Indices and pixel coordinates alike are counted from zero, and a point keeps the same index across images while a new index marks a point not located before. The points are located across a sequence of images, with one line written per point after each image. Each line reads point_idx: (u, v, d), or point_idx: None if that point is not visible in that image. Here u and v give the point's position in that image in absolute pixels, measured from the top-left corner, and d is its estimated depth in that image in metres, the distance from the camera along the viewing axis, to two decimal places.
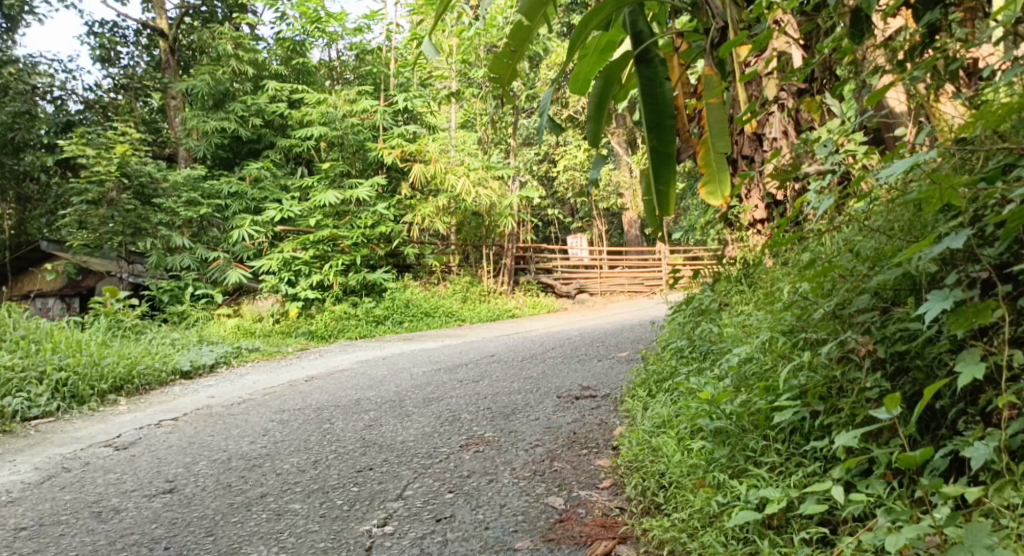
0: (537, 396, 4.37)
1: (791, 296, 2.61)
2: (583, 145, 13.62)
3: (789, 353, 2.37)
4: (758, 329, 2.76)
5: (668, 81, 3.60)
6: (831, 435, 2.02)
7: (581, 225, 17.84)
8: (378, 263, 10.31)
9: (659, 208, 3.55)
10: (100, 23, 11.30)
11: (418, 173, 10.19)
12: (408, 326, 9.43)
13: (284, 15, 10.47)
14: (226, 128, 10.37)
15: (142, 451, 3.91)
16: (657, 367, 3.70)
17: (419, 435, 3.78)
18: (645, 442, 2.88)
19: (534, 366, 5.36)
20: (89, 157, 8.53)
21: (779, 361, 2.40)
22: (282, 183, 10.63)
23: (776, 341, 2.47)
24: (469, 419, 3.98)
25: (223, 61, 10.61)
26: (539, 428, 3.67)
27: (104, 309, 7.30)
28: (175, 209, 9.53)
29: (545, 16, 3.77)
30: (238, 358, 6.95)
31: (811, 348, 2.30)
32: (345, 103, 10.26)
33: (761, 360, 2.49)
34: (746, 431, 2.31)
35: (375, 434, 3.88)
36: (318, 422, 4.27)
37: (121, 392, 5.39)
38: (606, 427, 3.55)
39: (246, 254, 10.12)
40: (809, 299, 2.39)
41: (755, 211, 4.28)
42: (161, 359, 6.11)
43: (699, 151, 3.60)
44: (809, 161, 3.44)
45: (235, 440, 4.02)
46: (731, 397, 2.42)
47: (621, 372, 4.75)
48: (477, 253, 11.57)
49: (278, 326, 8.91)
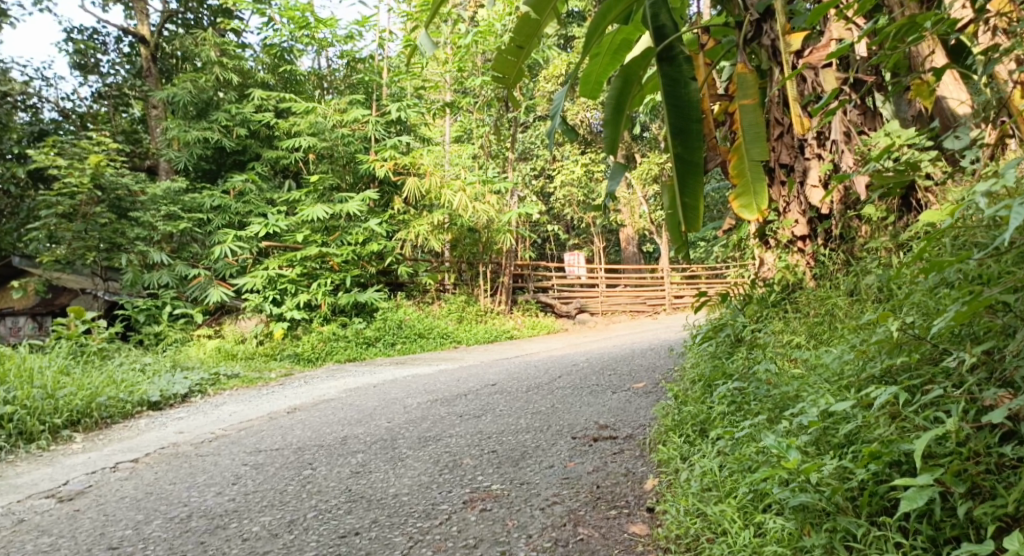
0: (549, 436, 3.82)
1: (892, 333, 2.13)
2: (581, 159, 13.10)
3: (908, 417, 1.89)
4: (841, 380, 2.24)
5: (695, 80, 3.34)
6: (987, 531, 1.60)
7: (578, 242, 17.30)
8: (369, 281, 9.75)
9: (686, 225, 3.25)
10: (79, 29, 10.77)
11: (412, 188, 9.67)
12: (400, 349, 8.89)
13: (272, 20, 9.94)
14: (209, 139, 9.84)
15: (88, 505, 3.34)
16: (694, 409, 3.19)
17: (414, 487, 3.23)
18: (695, 511, 2.29)
19: (541, 398, 4.80)
20: (60, 168, 8.01)
21: (887, 423, 1.91)
22: (268, 197, 10.04)
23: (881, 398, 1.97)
24: (472, 466, 3.44)
25: (207, 69, 10.14)
26: (554, 479, 3.13)
27: (68, 331, 6.67)
28: (153, 223, 8.89)
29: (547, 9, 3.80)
30: (214, 386, 6.34)
31: (939, 412, 1.83)
32: (335, 113, 9.68)
33: (860, 420, 1.97)
34: (845, 510, 1.82)
35: (362, 484, 3.32)
36: (298, 467, 3.70)
37: (77, 427, 4.80)
38: (635, 479, 3.01)
39: (229, 271, 9.53)
40: (931, 340, 2.03)
41: (795, 227, 3.84)
42: (126, 389, 5.51)
43: (732, 159, 3.37)
44: (890, 175, 3.00)
45: (198, 490, 3.44)
46: (818, 464, 1.89)
47: (641, 407, 4.21)
48: (472, 271, 10.95)
49: (262, 348, 8.36)
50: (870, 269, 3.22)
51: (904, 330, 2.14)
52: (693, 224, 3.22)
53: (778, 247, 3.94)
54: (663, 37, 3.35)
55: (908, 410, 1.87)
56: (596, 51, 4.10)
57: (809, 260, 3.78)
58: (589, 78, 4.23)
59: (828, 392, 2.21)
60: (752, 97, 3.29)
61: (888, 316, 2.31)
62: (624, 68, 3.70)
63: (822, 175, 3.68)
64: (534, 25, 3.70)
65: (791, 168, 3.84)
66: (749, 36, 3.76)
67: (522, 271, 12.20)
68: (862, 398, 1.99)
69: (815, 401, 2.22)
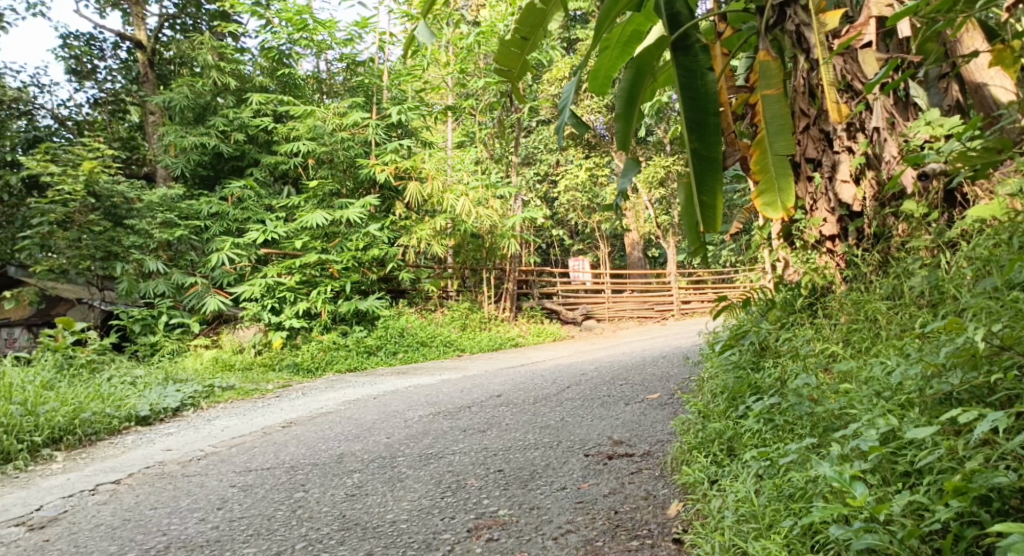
0: (560, 453, 3.54)
1: (973, 343, 1.90)
2: (585, 164, 12.82)
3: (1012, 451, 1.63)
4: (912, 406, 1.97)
5: (710, 71, 3.29)
6: None
7: (583, 247, 17.03)
8: (370, 288, 9.48)
9: (704, 223, 3.17)
10: (75, 35, 10.56)
11: (414, 192, 9.41)
12: (402, 358, 8.59)
13: (268, 22, 9.69)
14: (206, 144, 9.60)
15: (59, 534, 3.07)
16: (719, 426, 2.91)
17: (413, 512, 2.95)
18: (733, 548, 2.00)
19: (550, 411, 4.50)
20: (53, 175, 7.74)
21: (984, 459, 1.66)
22: (267, 203, 9.80)
23: (975, 427, 1.72)
24: (477, 487, 3.16)
25: (204, 73, 9.91)
26: (568, 504, 2.85)
27: (55, 343, 6.38)
28: (149, 230, 8.63)
29: (559, 0, 3.78)
30: (208, 399, 6.06)
31: None
32: (335, 117, 9.39)
33: (943, 452, 1.71)
34: (922, 554, 1.58)
35: (357, 510, 3.04)
36: (290, 488, 3.42)
37: (60, 445, 4.54)
38: (656, 504, 2.72)
39: (226, 279, 9.30)
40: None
41: (823, 226, 3.55)
42: (113, 403, 5.24)
43: (754, 153, 3.27)
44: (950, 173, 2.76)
45: (179, 517, 3.16)
46: (892, 503, 1.64)
47: (658, 421, 3.92)
48: (475, 277, 10.66)
49: (260, 359, 8.10)
50: (912, 270, 2.98)
51: (985, 340, 1.91)
52: (711, 222, 3.14)
53: (804, 248, 3.66)
54: (678, 24, 3.37)
55: (1009, 442, 1.62)
56: (608, 45, 4.09)
57: (841, 262, 3.52)
58: (599, 73, 4.25)
59: (891, 416, 1.95)
60: (775, 86, 3.22)
61: (968, 325, 2.07)
62: (635, 59, 3.72)
63: (853, 168, 3.43)
64: (537, 15, 3.84)
65: (819, 162, 3.57)
66: (772, 23, 3.48)
67: (527, 276, 11.89)
68: (940, 424, 1.77)
69: (871, 422, 1.97)
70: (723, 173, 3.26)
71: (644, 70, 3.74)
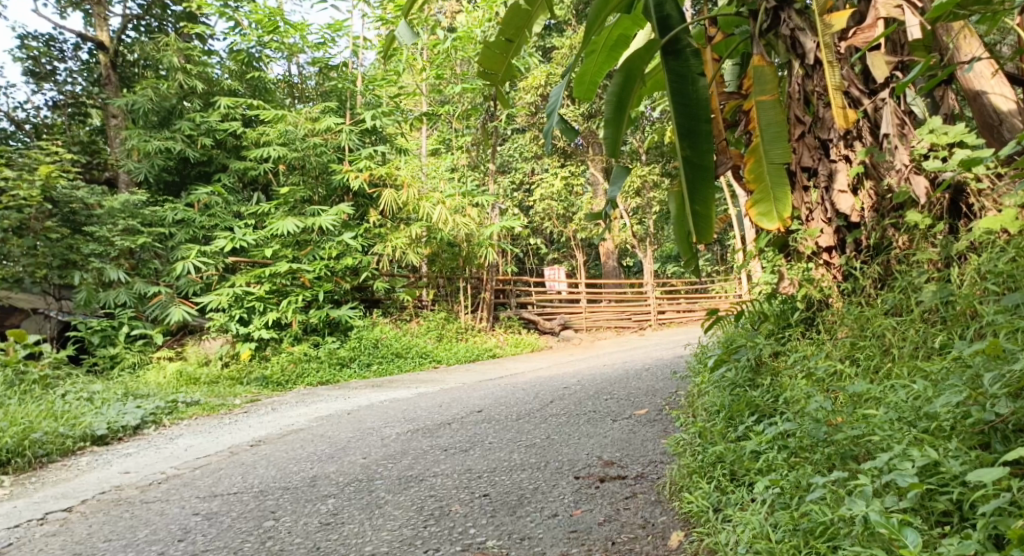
0: (548, 475, 3.34)
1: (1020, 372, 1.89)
2: (561, 173, 12.69)
3: None
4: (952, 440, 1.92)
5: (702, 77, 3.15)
6: None
7: (558, 256, 16.89)
8: (343, 298, 9.20)
9: (697, 233, 3.02)
10: (34, 35, 10.14)
11: (389, 199, 9.15)
12: (376, 370, 8.33)
13: (236, 24, 9.36)
14: (171, 149, 9.26)
15: None
16: (719, 449, 2.75)
17: (394, 543, 2.73)
18: None
19: (535, 428, 4.31)
20: (7, 180, 7.35)
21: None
22: (235, 210, 9.47)
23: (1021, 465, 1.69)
24: (461, 514, 2.95)
25: (170, 76, 9.55)
26: (560, 534, 2.65)
27: (6, 357, 6.02)
28: (110, 238, 8.24)
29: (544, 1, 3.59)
30: (171, 416, 5.75)
31: None
32: (307, 122, 9.12)
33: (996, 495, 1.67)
34: None
35: (333, 541, 2.81)
36: (259, 516, 3.17)
37: (7, 469, 4.23)
38: (656, 533, 2.55)
39: (192, 289, 8.91)
40: None
41: (820, 237, 3.38)
42: (67, 422, 4.94)
43: (748, 162, 3.14)
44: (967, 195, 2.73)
45: (135, 551, 2.89)
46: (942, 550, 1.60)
47: (648, 439, 3.75)
48: (451, 286, 10.43)
49: (227, 371, 7.79)
50: (918, 285, 2.87)
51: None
52: (705, 232, 2.99)
53: (801, 259, 3.49)
54: (669, 28, 3.23)
55: None
56: (595, 49, 3.87)
57: (838, 274, 3.37)
58: (584, 78, 4.06)
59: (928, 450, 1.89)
60: (770, 91, 3.09)
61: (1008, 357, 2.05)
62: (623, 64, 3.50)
63: (849, 178, 3.28)
64: (522, 17, 3.66)
65: (815, 171, 3.39)
66: (765, 27, 3.36)
67: (503, 285, 11.68)
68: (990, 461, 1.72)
69: (906, 455, 1.91)
70: (717, 182, 3.10)
71: (634, 76, 3.52)
